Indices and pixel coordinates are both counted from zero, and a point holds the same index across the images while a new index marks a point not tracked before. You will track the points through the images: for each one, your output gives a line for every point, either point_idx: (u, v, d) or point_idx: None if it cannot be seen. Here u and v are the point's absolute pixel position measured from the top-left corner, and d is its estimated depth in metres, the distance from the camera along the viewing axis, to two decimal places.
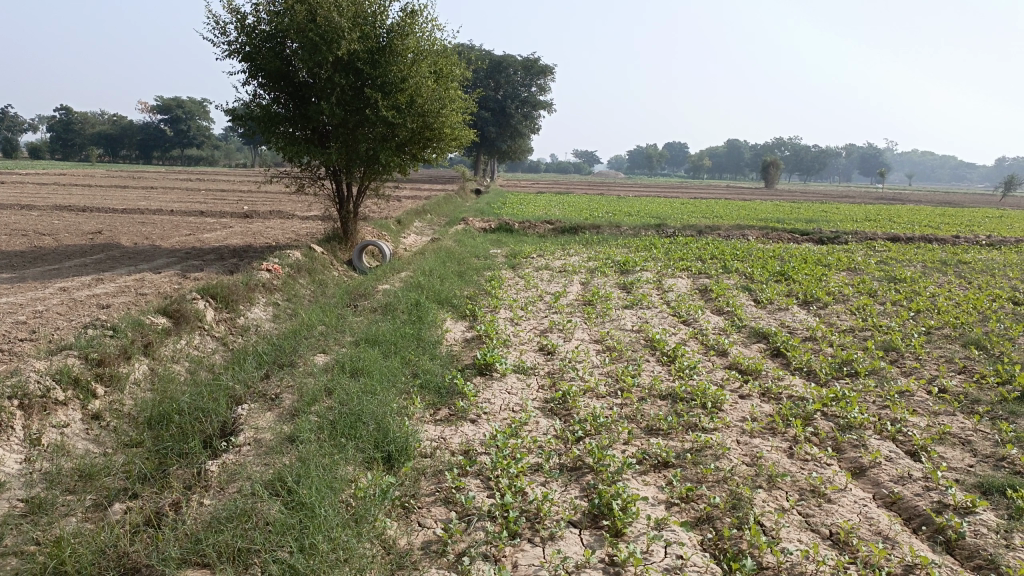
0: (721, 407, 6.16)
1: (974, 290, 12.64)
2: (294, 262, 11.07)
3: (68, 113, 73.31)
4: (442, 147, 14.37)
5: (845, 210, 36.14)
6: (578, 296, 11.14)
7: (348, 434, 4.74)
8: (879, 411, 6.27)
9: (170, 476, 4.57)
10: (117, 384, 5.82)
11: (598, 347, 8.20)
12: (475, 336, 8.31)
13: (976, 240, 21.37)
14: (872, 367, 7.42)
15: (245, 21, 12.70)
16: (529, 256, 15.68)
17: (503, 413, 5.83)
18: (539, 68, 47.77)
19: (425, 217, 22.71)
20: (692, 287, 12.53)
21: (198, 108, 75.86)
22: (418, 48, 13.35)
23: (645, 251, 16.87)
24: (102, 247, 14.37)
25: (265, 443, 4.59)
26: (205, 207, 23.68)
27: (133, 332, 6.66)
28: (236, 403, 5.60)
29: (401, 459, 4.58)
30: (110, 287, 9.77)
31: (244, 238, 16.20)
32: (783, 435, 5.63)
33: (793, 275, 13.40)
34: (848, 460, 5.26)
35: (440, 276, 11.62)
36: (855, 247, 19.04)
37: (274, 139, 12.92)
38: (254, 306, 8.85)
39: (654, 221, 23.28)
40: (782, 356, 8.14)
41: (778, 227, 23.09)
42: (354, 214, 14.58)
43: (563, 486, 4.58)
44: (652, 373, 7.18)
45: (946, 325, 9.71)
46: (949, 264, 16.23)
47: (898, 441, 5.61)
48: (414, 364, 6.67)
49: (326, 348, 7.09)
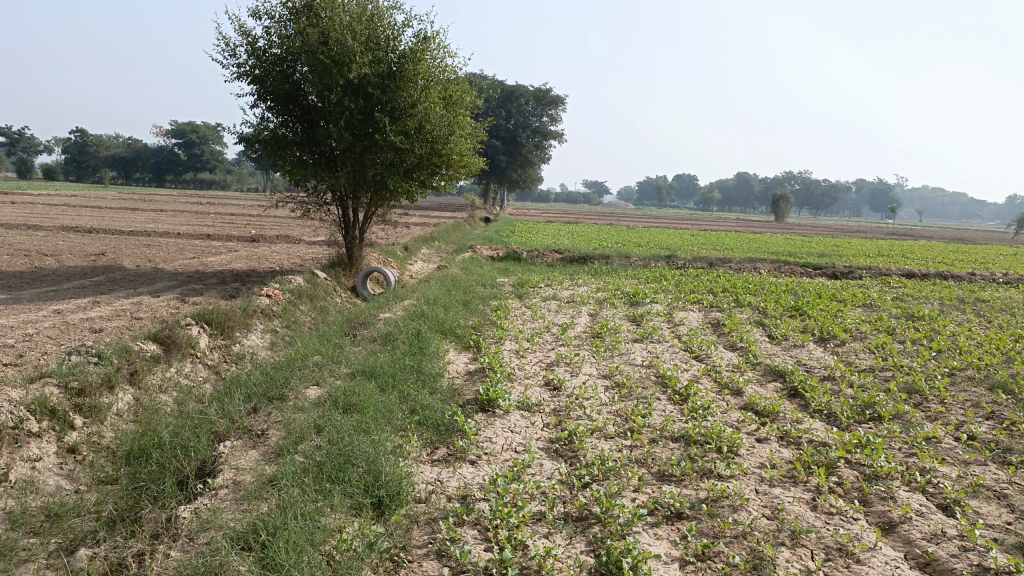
0: (737, 451, 5.78)
1: (996, 329, 12.25)
2: (296, 288, 10.79)
3: (83, 135, 74.01)
4: (450, 173, 14.17)
5: (858, 245, 35.74)
6: (586, 328, 10.80)
7: (335, 477, 4.38)
8: (906, 459, 5.87)
9: (146, 515, 4.24)
10: (97, 415, 5.50)
11: (606, 383, 7.85)
12: (478, 368, 7.97)
13: (993, 278, 20.96)
14: (895, 412, 7.03)
15: (255, 44, 12.56)
16: (536, 286, 15.37)
17: (505, 454, 5.47)
18: (551, 98, 47.88)
19: (432, 244, 22.47)
20: (704, 320, 12.18)
21: (212, 133, 76.45)
22: (429, 74, 13.19)
23: (655, 282, 16.55)
24: (103, 269, 14.14)
25: (244, 486, 4.25)
26: (212, 231, 23.50)
27: (119, 360, 6.37)
28: (219, 440, 5.26)
29: (393, 505, 4.23)
30: (105, 311, 9.50)
31: (248, 262, 15.95)
32: (805, 485, 5.26)
33: (807, 310, 13.04)
34: (876, 514, 4.87)
35: (445, 305, 11.31)
36: (869, 283, 18.69)
37: (281, 162, 12.70)
38: (250, 333, 8.55)
39: (664, 253, 22.99)
40: (799, 397, 7.77)
41: (789, 261, 22.72)
42: (360, 240, 14.33)
43: (567, 539, 4.22)
44: (664, 413, 6.81)
45: (970, 367, 9.30)
46: (967, 301, 15.83)
47: (928, 494, 5.21)
48: (412, 398, 6.33)
49: (320, 379, 6.76)
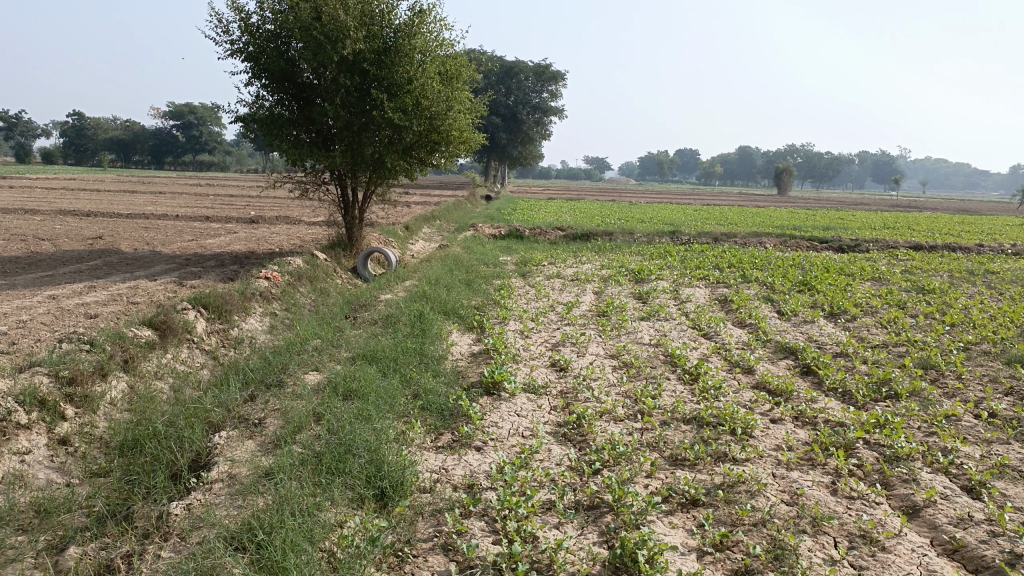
0: (752, 433, 5.59)
1: (1009, 302, 12.01)
2: (295, 270, 10.58)
3: (81, 118, 73.46)
4: (451, 150, 13.89)
5: (863, 217, 35.39)
6: (592, 307, 10.59)
7: (336, 468, 4.20)
8: (927, 439, 5.67)
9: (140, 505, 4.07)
10: (89, 405, 5.33)
11: (614, 363, 7.65)
12: (483, 350, 7.77)
13: (1001, 249, 20.69)
14: (912, 389, 6.83)
15: (249, 20, 12.23)
16: (539, 264, 15.13)
17: (512, 439, 5.28)
18: (551, 74, 47.29)
19: (434, 223, 22.22)
20: (711, 297, 11.96)
21: (210, 114, 75.87)
22: (427, 48, 12.87)
23: (660, 259, 16.31)
24: (100, 252, 13.94)
25: (240, 480, 4.06)
26: (210, 213, 23.24)
27: (112, 347, 6.19)
28: (216, 429, 5.07)
29: (397, 497, 4.05)
30: (101, 296, 9.31)
31: (247, 244, 15.74)
32: (824, 468, 5.07)
33: (816, 285, 12.81)
34: (898, 497, 4.68)
35: (447, 285, 11.09)
36: (876, 256, 18.43)
37: (277, 142, 12.44)
38: (249, 317, 8.36)
39: (669, 228, 22.69)
40: (812, 375, 7.58)
41: (795, 235, 22.43)
42: (360, 220, 14.09)
43: (579, 529, 4.05)
44: (674, 393, 6.61)
45: (985, 341, 9.08)
46: (977, 273, 15.56)
47: (952, 475, 5.02)
48: (415, 382, 6.14)
49: (320, 364, 6.56)
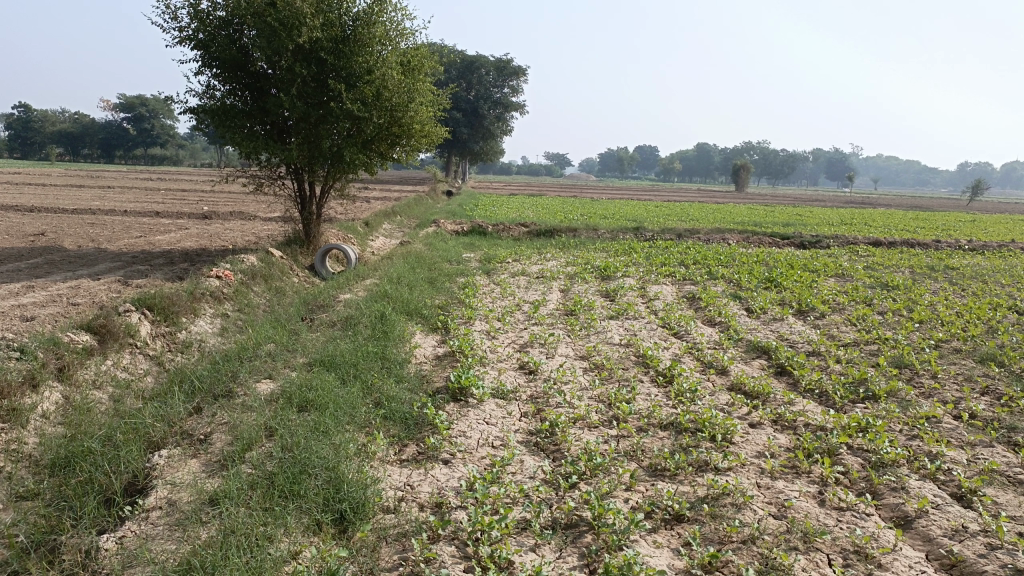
0: (732, 440, 5.33)
1: (973, 298, 12.02)
2: (249, 268, 10.08)
3: (26, 110, 70.96)
4: (412, 145, 13.50)
5: (820, 213, 35.68)
6: (559, 305, 10.28)
7: (290, 491, 3.81)
8: (910, 443, 5.49)
9: (69, 519, 3.64)
10: (17, 420, 4.86)
11: (585, 364, 7.36)
12: (448, 352, 7.41)
13: (958, 245, 20.94)
14: (890, 390, 6.66)
15: (198, 6, 11.65)
16: (504, 261, 14.80)
17: (482, 450, 4.94)
18: (511, 70, 46.98)
19: (394, 219, 21.73)
20: (678, 294, 11.76)
21: (162, 107, 73.89)
22: (387, 38, 12.45)
23: (625, 255, 16.09)
24: (41, 250, 13.22)
25: (180, 508, 3.64)
26: (161, 208, 22.39)
27: (45, 354, 5.70)
28: (156, 446, 4.63)
29: (357, 520, 3.69)
30: (39, 297, 8.72)
31: (199, 241, 15.13)
32: (809, 476, 4.84)
33: (782, 281, 12.70)
34: (888, 508, 4.47)
35: (409, 283, 10.68)
36: (838, 252, 18.48)
37: (230, 134, 11.89)
38: (198, 319, 7.88)
39: (632, 224, 22.54)
40: (787, 375, 7.39)
41: (757, 231, 22.46)
42: (318, 216, 13.59)
43: (557, 552, 3.74)
44: (649, 397, 6.34)
45: (955, 338, 9.00)
46: (938, 269, 15.65)
47: (940, 482, 4.83)
48: (377, 390, 5.77)
49: (273, 371, 6.13)
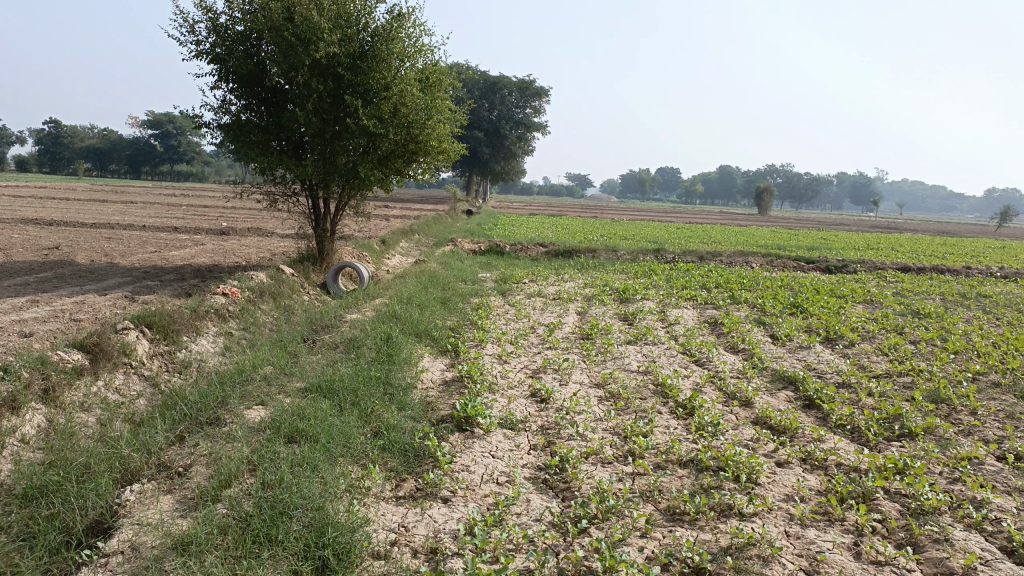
0: (758, 480, 4.92)
1: (1009, 328, 11.49)
2: (257, 285, 9.81)
3: (57, 126, 72.13)
4: (428, 162, 13.27)
5: (844, 237, 35.02)
6: (575, 329, 9.91)
7: (267, 536, 3.47)
8: (953, 487, 5.04)
9: (22, 561, 3.32)
10: None
11: (600, 393, 6.97)
12: (456, 377, 7.06)
13: (990, 272, 20.30)
14: (927, 427, 6.21)
15: (216, 20, 11.52)
16: (520, 281, 14.46)
17: (485, 488, 4.58)
18: (533, 90, 46.90)
19: (412, 237, 21.49)
20: (700, 319, 11.35)
21: (188, 124, 74.69)
22: (405, 54, 12.25)
23: (645, 278, 15.69)
24: (53, 264, 13.07)
25: (143, 553, 3.31)
26: (179, 223, 22.33)
27: (31, 373, 5.42)
28: (133, 477, 4.29)
29: (341, 568, 3.35)
30: (41, 312, 8.49)
31: (213, 257, 14.95)
32: (843, 524, 4.42)
33: (808, 307, 12.23)
34: (932, 562, 4.03)
35: (421, 304, 10.35)
36: (865, 277, 17.95)
37: (244, 149, 11.70)
38: (200, 337, 7.60)
39: (653, 246, 22.12)
40: (815, 409, 6.94)
41: (780, 254, 21.97)
42: (331, 233, 13.34)
43: None
44: (667, 430, 5.94)
45: (993, 371, 8.50)
46: (970, 297, 15.07)
47: (988, 533, 4.39)
48: (377, 418, 5.42)
49: (267, 397, 5.81)
